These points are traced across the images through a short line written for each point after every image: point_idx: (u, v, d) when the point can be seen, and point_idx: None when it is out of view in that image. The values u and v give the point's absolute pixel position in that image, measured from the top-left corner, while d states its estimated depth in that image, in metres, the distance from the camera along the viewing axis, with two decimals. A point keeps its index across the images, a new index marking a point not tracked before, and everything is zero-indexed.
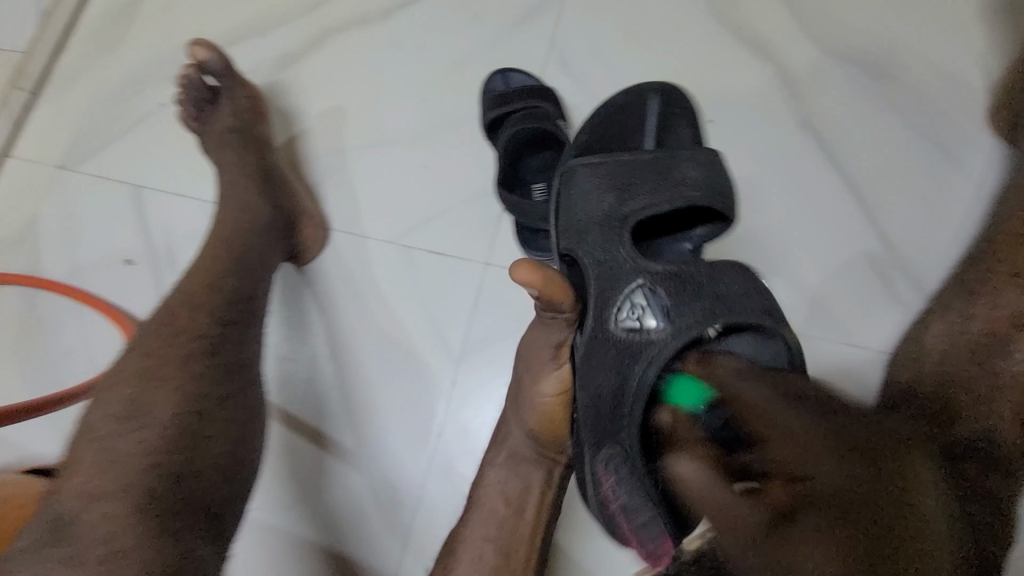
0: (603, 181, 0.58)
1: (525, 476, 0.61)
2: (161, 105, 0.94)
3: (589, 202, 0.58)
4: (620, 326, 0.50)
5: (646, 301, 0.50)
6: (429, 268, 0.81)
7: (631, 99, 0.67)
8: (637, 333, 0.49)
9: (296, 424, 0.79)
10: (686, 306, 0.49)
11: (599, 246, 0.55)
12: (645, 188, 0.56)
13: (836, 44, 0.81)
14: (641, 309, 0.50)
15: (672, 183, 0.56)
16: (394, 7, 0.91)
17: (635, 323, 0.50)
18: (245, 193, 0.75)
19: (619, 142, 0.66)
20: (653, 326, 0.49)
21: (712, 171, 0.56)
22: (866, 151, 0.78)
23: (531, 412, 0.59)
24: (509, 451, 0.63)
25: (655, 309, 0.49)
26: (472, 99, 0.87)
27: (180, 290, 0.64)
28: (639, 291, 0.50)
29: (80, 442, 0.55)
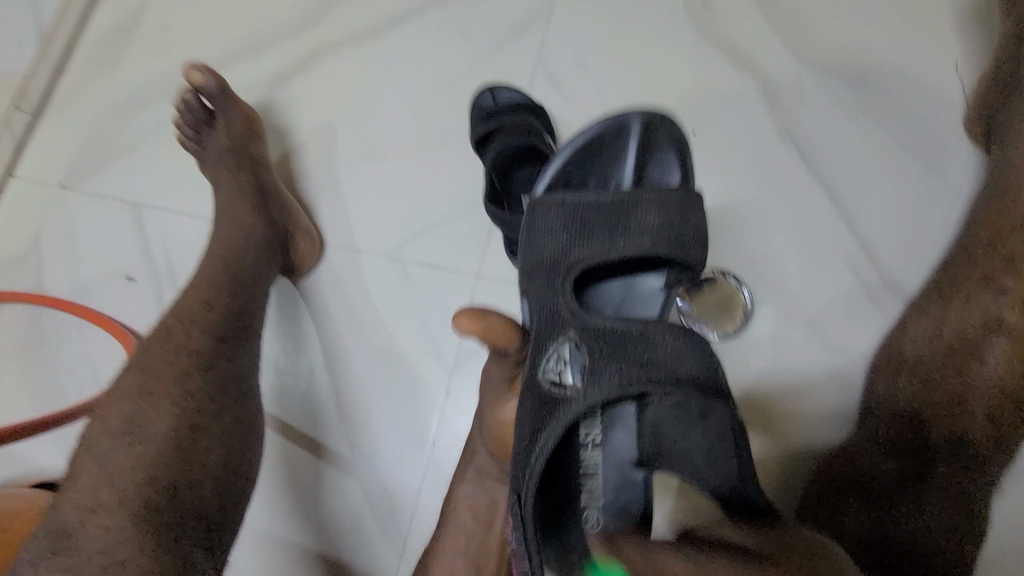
0: (564, 221, 0.61)
1: (494, 490, 0.62)
2: (160, 125, 0.97)
3: (548, 238, 0.61)
4: (545, 376, 0.53)
5: (570, 357, 0.54)
6: (421, 281, 0.83)
7: (612, 126, 0.65)
8: (557, 386, 0.52)
9: (294, 434, 0.81)
10: (608, 362, 0.53)
11: (543, 293, 0.58)
12: (599, 236, 0.61)
13: (814, 55, 0.83)
14: (564, 363, 0.54)
15: (628, 229, 0.62)
16: (385, 25, 0.94)
17: (558, 375, 0.53)
18: (241, 210, 0.77)
19: (597, 172, 0.67)
20: (571, 381, 0.53)
21: (666, 220, 0.62)
22: (846, 160, 0.80)
23: (490, 434, 0.61)
24: (477, 467, 0.63)
25: (576, 366, 0.53)
26: (463, 114, 0.89)
27: (177, 307, 0.66)
28: (566, 344, 0.54)
29: (83, 458, 0.57)
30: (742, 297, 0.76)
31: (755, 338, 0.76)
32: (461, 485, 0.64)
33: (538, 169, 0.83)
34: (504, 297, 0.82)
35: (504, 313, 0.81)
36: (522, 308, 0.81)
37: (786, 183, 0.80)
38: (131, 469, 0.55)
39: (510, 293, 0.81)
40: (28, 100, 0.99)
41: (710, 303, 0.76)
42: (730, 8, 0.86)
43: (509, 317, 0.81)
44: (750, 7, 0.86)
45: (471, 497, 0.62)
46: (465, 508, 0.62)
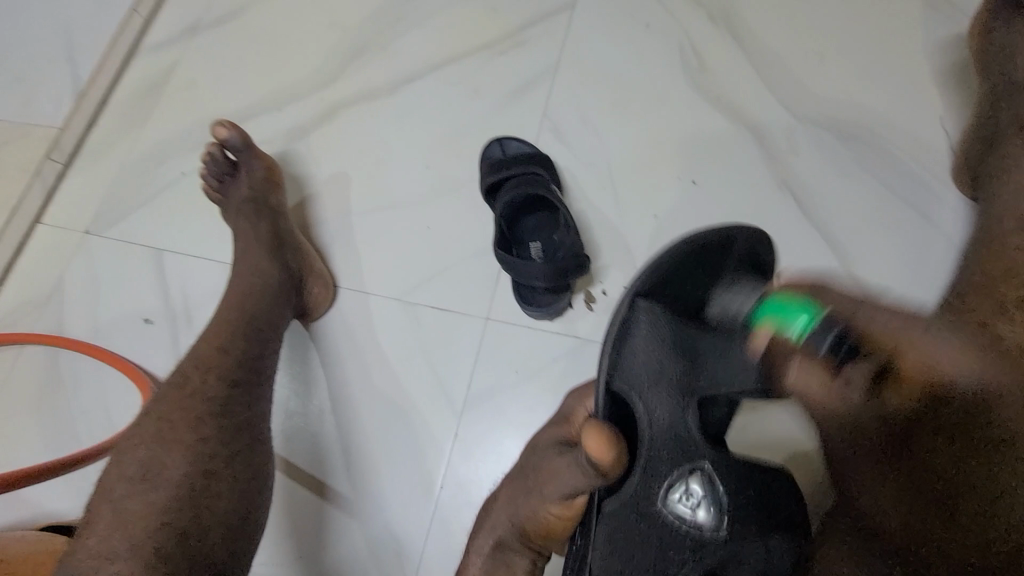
0: (667, 343, 0.60)
1: (510, 561, 0.64)
2: (184, 174, 1.02)
3: (646, 367, 0.60)
4: (671, 509, 0.54)
5: (703, 491, 0.54)
6: (431, 325, 0.85)
7: (724, 238, 0.63)
8: (689, 520, 0.54)
9: (302, 477, 0.81)
10: (739, 501, 0.54)
11: (666, 404, 0.58)
12: (713, 365, 0.59)
13: (805, 109, 0.88)
14: (694, 496, 0.54)
15: (742, 365, 0.57)
16: (400, 82, 1.00)
17: (689, 511, 0.54)
18: (258, 255, 0.79)
19: (693, 288, 0.63)
20: (704, 519, 0.53)
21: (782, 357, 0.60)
22: (843, 208, 0.83)
23: (530, 519, 0.61)
24: (496, 540, 0.64)
25: (708, 503, 0.54)
26: (473, 165, 0.93)
27: (195, 351, 0.68)
28: (696, 477, 0.55)
29: (100, 502, 0.57)
30: None
31: None
32: (474, 554, 0.66)
33: (546, 217, 0.86)
34: (513, 340, 0.83)
35: (513, 357, 0.83)
36: (531, 352, 0.82)
37: (785, 230, 0.83)
38: (147, 515, 0.55)
39: (519, 336, 0.83)
40: (59, 150, 1.04)
41: None
42: (724, 68, 0.92)
43: (517, 361, 0.82)
44: (743, 66, 0.91)
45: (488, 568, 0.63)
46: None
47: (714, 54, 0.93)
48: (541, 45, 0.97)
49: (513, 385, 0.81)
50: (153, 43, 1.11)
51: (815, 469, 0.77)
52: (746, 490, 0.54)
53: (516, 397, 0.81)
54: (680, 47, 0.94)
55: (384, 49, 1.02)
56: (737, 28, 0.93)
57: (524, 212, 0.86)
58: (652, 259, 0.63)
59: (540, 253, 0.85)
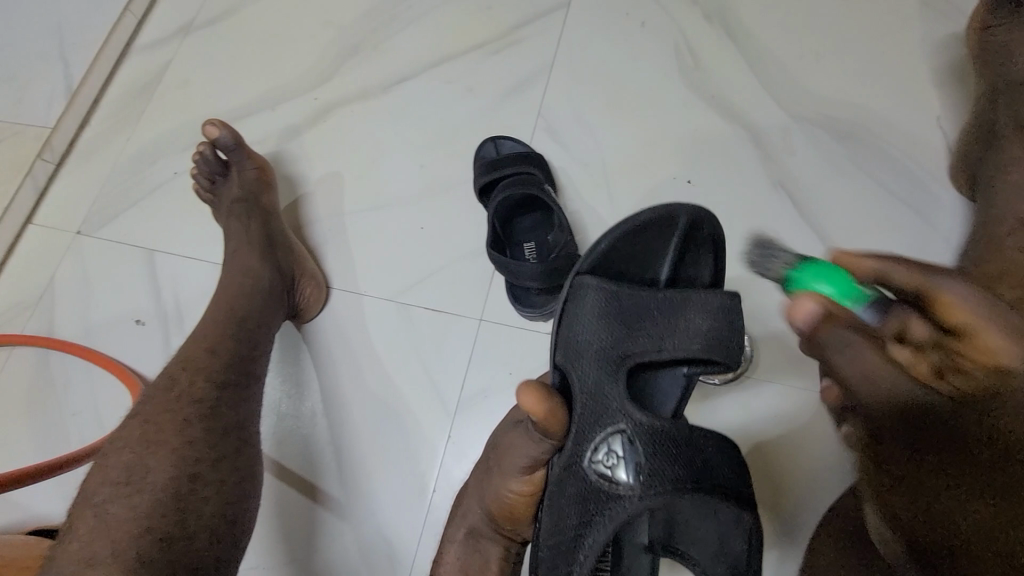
0: (604, 311, 0.61)
1: (484, 550, 0.63)
2: (176, 174, 1.01)
3: (584, 337, 0.61)
4: (593, 468, 0.56)
5: (622, 451, 0.55)
6: (425, 326, 0.85)
7: (663, 217, 0.63)
8: (608, 480, 0.55)
9: (293, 479, 0.80)
10: (659, 464, 0.54)
11: (596, 372, 0.60)
12: (650, 334, 0.60)
13: (801, 109, 0.87)
14: (615, 459, 0.55)
15: (675, 332, 0.60)
16: (394, 81, 0.99)
17: (609, 471, 0.55)
18: (249, 255, 0.78)
19: (640, 262, 0.65)
20: (622, 479, 0.55)
21: (726, 324, 0.59)
22: (839, 208, 0.82)
23: (493, 499, 0.60)
24: (467, 529, 0.64)
25: (627, 463, 0.55)
26: (467, 165, 0.93)
27: (183, 352, 0.66)
28: (617, 438, 0.56)
29: (82, 507, 0.55)
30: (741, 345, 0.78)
31: (752, 384, 0.78)
32: (448, 543, 0.65)
33: (539, 217, 0.86)
34: (506, 342, 0.82)
35: (506, 359, 0.82)
36: (524, 353, 0.82)
37: (781, 230, 0.82)
38: (130, 519, 0.53)
39: (513, 337, 0.82)
40: (51, 150, 1.04)
41: None
42: (720, 67, 0.91)
43: (511, 363, 0.82)
44: (739, 65, 0.91)
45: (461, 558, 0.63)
46: (452, 567, 0.63)
47: (710, 53, 0.92)
48: (535, 44, 0.97)
49: (506, 386, 0.81)
50: (147, 43, 1.10)
51: (802, 464, 0.75)
52: (663, 458, 0.54)
53: (509, 399, 0.80)
54: (675, 46, 0.93)
55: (378, 48, 1.01)
56: (732, 27, 0.93)
57: (518, 212, 0.86)
58: (603, 236, 0.65)
59: (533, 253, 0.84)
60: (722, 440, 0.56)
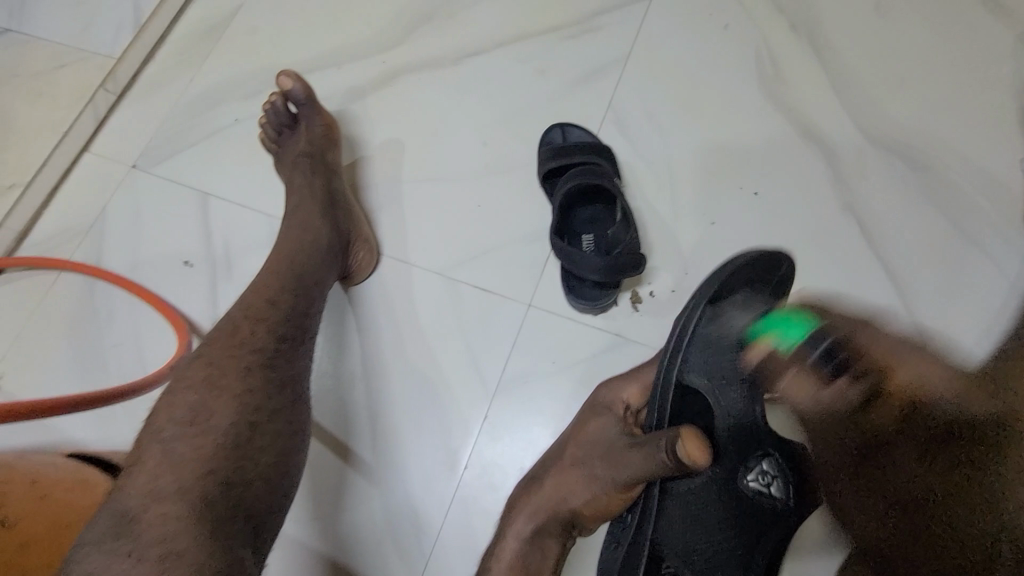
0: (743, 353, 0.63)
1: (543, 546, 0.65)
2: (237, 121, 1.01)
3: (729, 376, 0.63)
4: (749, 486, 0.62)
5: (774, 470, 0.62)
6: (472, 304, 0.85)
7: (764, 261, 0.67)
8: (764, 496, 0.61)
9: (326, 438, 0.81)
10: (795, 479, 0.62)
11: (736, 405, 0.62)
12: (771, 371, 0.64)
13: (880, 133, 0.85)
14: (769, 476, 0.62)
15: None
16: (465, 54, 0.98)
17: (764, 489, 0.61)
18: (312, 210, 0.78)
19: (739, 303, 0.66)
20: (776, 492, 0.62)
21: None
22: (907, 239, 0.81)
23: (587, 500, 0.63)
24: (538, 526, 0.65)
25: (780, 480, 0.62)
26: (531, 148, 0.92)
27: (244, 299, 0.66)
28: (769, 460, 0.62)
29: (146, 440, 0.54)
30: None
31: None
32: (510, 538, 0.66)
33: (601, 210, 0.85)
34: (552, 330, 0.82)
35: (552, 347, 0.82)
36: (571, 344, 0.81)
37: (844, 255, 0.81)
38: (193, 459, 0.52)
39: (559, 326, 0.82)
40: (114, 81, 1.03)
41: None
42: (802, 80, 0.89)
43: (556, 351, 0.81)
44: (820, 80, 0.89)
45: (521, 555, 0.64)
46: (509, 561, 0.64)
47: (792, 64, 0.90)
48: (613, 34, 0.95)
49: (549, 373, 0.81)
50: None
51: None
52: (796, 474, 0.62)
53: (550, 386, 0.80)
54: (756, 53, 0.91)
55: (451, 18, 1.00)
56: (817, 42, 0.91)
57: (580, 202, 0.85)
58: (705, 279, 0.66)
59: (591, 246, 0.84)
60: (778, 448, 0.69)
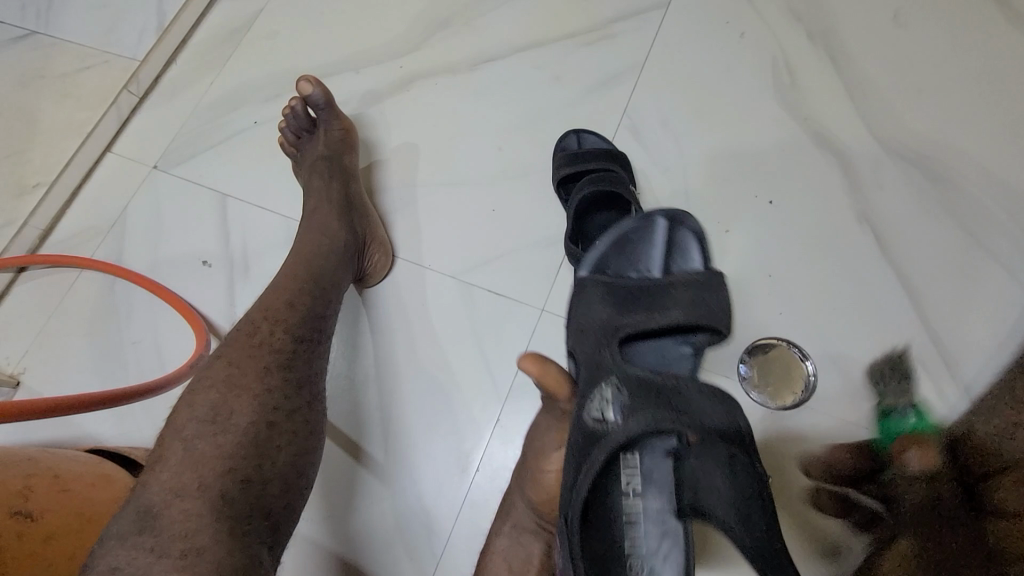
0: (607, 295, 0.68)
1: (527, 544, 0.67)
2: (256, 123, 1.02)
3: (588, 319, 0.67)
4: (590, 418, 0.57)
5: (612, 396, 0.57)
6: (485, 308, 0.85)
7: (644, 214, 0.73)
8: (602, 424, 0.56)
9: (338, 438, 0.82)
10: (646, 405, 0.54)
11: (594, 345, 0.65)
12: (642, 309, 0.67)
13: (896, 143, 0.85)
14: (607, 403, 0.57)
15: (664, 305, 0.67)
16: (482, 60, 0.99)
17: (603, 416, 0.56)
18: (329, 213, 0.79)
19: (631, 261, 0.73)
20: (613, 420, 0.56)
21: (703, 296, 0.67)
22: (922, 249, 0.80)
23: (535, 487, 0.65)
24: (513, 523, 0.68)
25: (616, 405, 0.56)
26: (546, 154, 0.92)
27: (263, 300, 0.67)
28: (610, 387, 0.57)
29: (169, 438, 0.55)
30: (805, 368, 0.77)
31: (814, 414, 0.76)
32: (496, 537, 0.69)
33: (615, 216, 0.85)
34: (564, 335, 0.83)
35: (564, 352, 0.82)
36: None
37: (859, 265, 0.81)
38: (213, 457, 0.53)
39: None
40: (138, 83, 1.06)
41: (778, 366, 0.78)
42: (818, 89, 0.89)
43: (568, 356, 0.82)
44: (837, 89, 0.89)
45: (506, 551, 0.67)
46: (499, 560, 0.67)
47: (808, 73, 0.90)
48: (629, 41, 0.95)
49: None
50: None
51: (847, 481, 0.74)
52: (647, 402, 0.55)
53: None
54: (772, 62, 0.91)
55: (468, 24, 1.01)
56: (834, 51, 0.90)
57: (595, 209, 0.85)
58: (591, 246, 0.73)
59: None
60: (709, 398, 0.55)
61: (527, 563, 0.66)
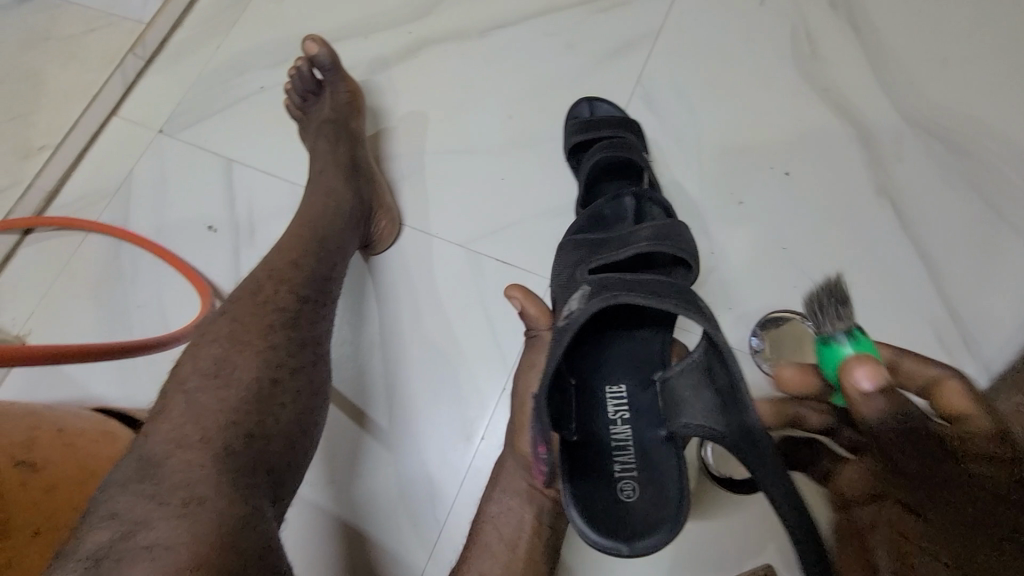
0: (579, 244, 0.70)
1: (520, 512, 0.67)
2: (262, 89, 1.00)
3: (564, 268, 0.70)
4: (561, 315, 0.59)
5: (578, 293, 0.59)
6: (492, 277, 0.84)
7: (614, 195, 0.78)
8: (566, 314, 0.57)
9: (342, 405, 0.81)
10: (603, 287, 0.55)
11: (568, 281, 0.67)
12: (608, 249, 0.67)
13: (919, 115, 0.83)
14: (574, 300, 0.58)
15: (627, 241, 0.66)
16: (493, 27, 0.96)
17: (569, 308, 0.58)
18: (335, 177, 0.78)
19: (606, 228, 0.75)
20: (576, 306, 0.57)
21: (663, 230, 0.65)
22: (942, 224, 0.78)
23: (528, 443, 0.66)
24: (505, 488, 0.68)
25: (579, 295, 0.57)
26: (557, 122, 0.90)
27: (268, 259, 0.66)
28: (575, 290, 0.59)
29: (171, 390, 0.54)
30: None
31: None
32: (489, 505, 0.68)
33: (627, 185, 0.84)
34: None
35: None
36: None
37: (876, 239, 0.79)
38: (216, 410, 0.52)
39: None
40: (143, 47, 1.04)
41: (784, 342, 0.75)
42: (839, 59, 0.86)
43: None
44: (859, 59, 0.86)
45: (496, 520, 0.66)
46: (492, 529, 0.66)
47: (829, 42, 0.87)
48: (645, 9, 0.93)
49: None
50: None
51: None
52: (609, 282, 0.56)
53: None
54: (792, 32, 0.88)
55: None
56: (857, 20, 0.87)
57: (607, 177, 0.83)
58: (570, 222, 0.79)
59: None
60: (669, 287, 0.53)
61: (519, 532, 0.66)
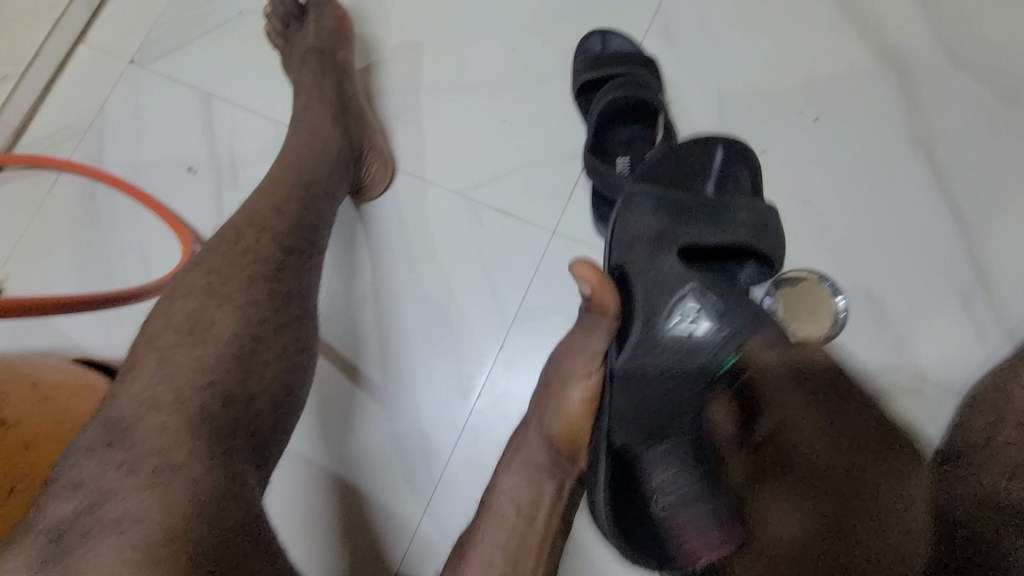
0: (661, 202, 0.57)
1: (539, 488, 0.59)
2: (240, 14, 0.91)
3: (637, 229, 0.56)
4: (674, 331, 0.52)
5: (696, 304, 0.51)
6: (492, 229, 0.79)
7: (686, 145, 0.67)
8: (690, 337, 0.51)
9: (335, 359, 0.78)
10: (735, 311, 0.50)
11: (648, 255, 0.55)
12: (692, 223, 0.56)
13: (966, 54, 0.75)
14: (694, 312, 0.51)
15: (719, 221, 0.56)
16: None
17: (688, 329, 0.51)
18: (321, 115, 0.72)
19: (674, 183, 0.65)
20: (704, 329, 0.51)
21: (764, 218, 0.58)
22: (980, 179, 0.72)
23: (557, 418, 0.59)
24: (525, 460, 0.60)
25: (705, 312, 0.51)
26: (565, 56, 0.82)
27: (248, 204, 0.61)
28: (689, 296, 0.52)
29: (144, 347, 0.51)
30: (834, 302, 0.70)
31: (840, 352, 0.71)
32: (505, 476, 0.61)
33: (638, 128, 0.78)
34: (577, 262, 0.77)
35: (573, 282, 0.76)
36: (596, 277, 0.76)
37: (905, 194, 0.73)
38: (194, 370, 0.49)
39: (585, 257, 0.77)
40: None
41: (801, 299, 0.70)
42: None
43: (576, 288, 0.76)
44: None
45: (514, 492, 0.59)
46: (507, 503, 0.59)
47: None
48: None
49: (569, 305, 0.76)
50: None
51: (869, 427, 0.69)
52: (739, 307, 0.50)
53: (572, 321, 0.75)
54: None
55: None
56: None
57: (617, 119, 0.77)
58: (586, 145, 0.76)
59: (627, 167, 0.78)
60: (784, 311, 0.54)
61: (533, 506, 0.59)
